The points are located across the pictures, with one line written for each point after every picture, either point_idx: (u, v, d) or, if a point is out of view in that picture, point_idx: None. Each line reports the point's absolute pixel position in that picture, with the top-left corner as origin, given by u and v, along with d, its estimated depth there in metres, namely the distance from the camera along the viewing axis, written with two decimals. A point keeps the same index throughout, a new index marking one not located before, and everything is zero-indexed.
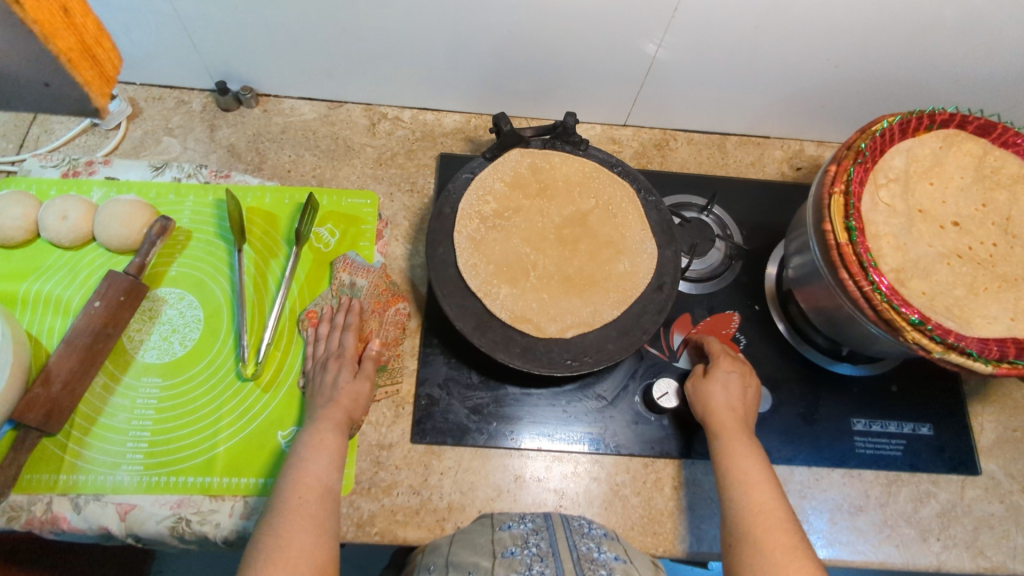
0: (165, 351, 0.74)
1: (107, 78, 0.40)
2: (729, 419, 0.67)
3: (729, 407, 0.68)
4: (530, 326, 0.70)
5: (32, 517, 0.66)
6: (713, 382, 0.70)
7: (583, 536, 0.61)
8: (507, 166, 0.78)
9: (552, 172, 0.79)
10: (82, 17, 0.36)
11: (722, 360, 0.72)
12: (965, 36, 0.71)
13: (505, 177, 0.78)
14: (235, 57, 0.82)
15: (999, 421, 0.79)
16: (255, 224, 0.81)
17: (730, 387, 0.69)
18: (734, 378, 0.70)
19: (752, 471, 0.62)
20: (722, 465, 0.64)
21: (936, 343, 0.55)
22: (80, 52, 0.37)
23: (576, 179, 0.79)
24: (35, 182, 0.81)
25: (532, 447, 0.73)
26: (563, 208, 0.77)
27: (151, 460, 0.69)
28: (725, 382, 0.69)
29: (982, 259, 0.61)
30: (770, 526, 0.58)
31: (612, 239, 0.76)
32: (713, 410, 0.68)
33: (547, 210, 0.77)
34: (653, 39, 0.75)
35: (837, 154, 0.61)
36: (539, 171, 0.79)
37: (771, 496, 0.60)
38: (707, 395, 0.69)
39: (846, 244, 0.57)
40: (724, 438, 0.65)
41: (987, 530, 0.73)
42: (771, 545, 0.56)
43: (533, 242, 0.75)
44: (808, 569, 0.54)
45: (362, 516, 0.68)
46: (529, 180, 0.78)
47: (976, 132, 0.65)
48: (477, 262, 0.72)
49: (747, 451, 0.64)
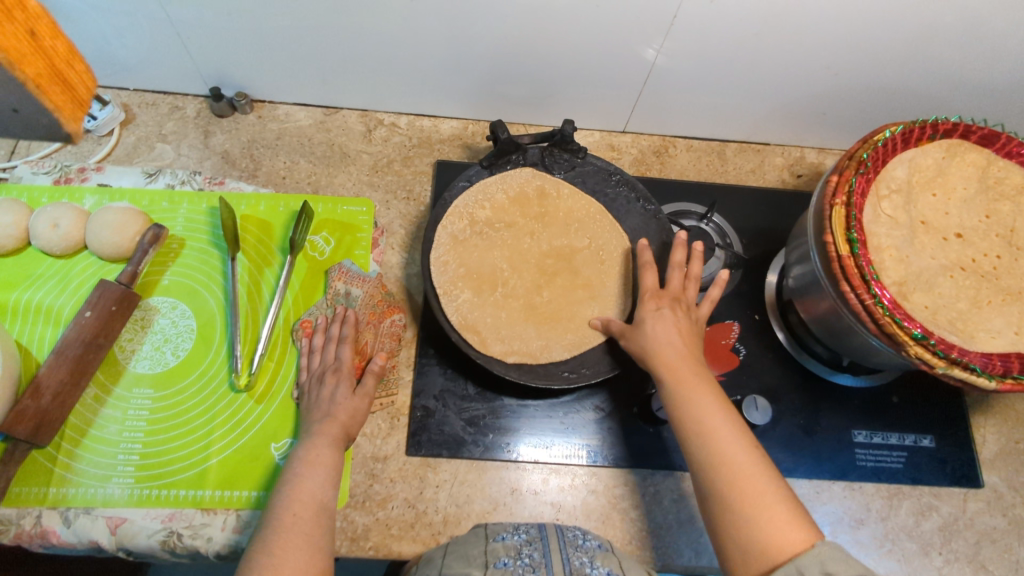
0: (156, 362, 0.73)
1: (83, 104, 0.36)
2: (675, 360, 0.62)
3: (671, 347, 0.63)
4: (516, 355, 0.70)
5: (21, 531, 0.65)
6: (645, 325, 0.66)
7: (577, 549, 0.60)
8: (514, 180, 0.78)
9: (556, 202, 0.78)
10: (53, 38, 0.33)
11: (648, 300, 0.68)
12: (969, 43, 0.70)
13: (509, 188, 0.78)
14: (231, 62, 0.81)
15: (1001, 432, 0.78)
16: (249, 231, 0.80)
17: (663, 322, 0.65)
18: (665, 314, 0.66)
19: (734, 441, 0.56)
20: (694, 440, 0.57)
21: (939, 358, 0.54)
22: (49, 72, 0.33)
23: (578, 215, 0.78)
24: (26, 190, 0.80)
25: (529, 459, 0.72)
26: (555, 237, 0.77)
27: (142, 473, 0.68)
28: (657, 320, 0.65)
29: (985, 271, 0.61)
30: (738, 476, 0.53)
31: (604, 244, 0.77)
32: (654, 352, 0.63)
33: (539, 233, 0.77)
34: (653, 44, 0.74)
35: (838, 165, 0.60)
36: (545, 196, 0.78)
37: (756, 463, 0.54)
38: (644, 338, 0.65)
39: (847, 257, 0.56)
40: (671, 382, 0.60)
41: (989, 544, 0.72)
42: (742, 497, 0.53)
43: (514, 260, 0.75)
44: (779, 512, 0.52)
45: (356, 530, 0.68)
46: (531, 200, 0.78)
47: (979, 142, 0.64)
48: (461, 270, 0.74)
49: (714, 405, 0.58)
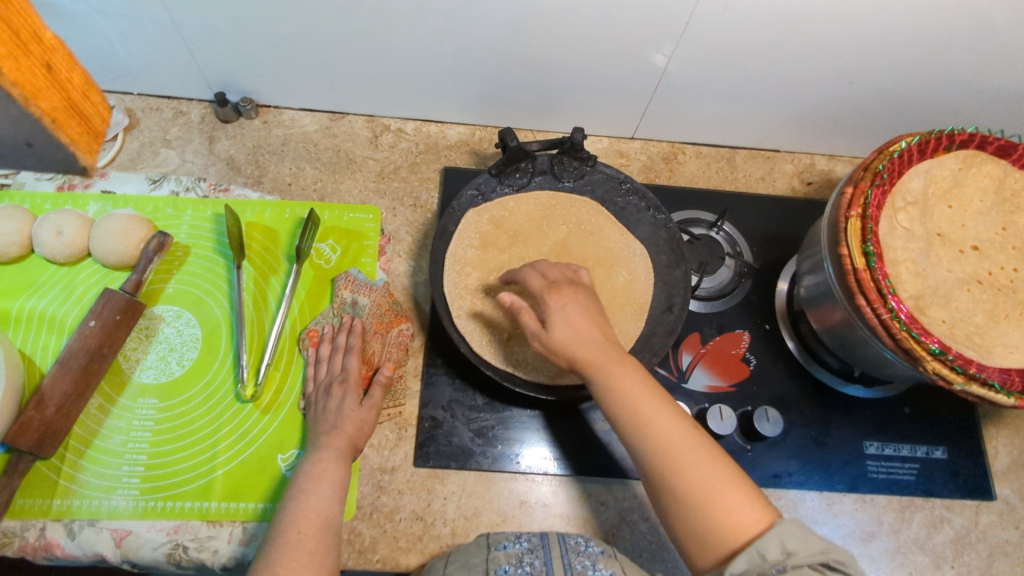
0: (161, 372, 0.72)
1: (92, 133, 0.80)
2: (595, 351, 0.59)
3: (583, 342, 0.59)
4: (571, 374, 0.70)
5: (25, 543, 0.64)
6: (555, 322, 0.60)
7: (579, 554, 0.59)
8: (469, 231, 0.75)
9: (512, 218, 0.77)
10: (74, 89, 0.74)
11: (551, 296, 0.62)
12: (984, 50, 0.69)
13: (472, 242, 0.75)
14: (236, 67, 0.80)
15: (1013, 444, 0.78)
16: (255, 239, 0.79)
17: (570, 317, 0.61)
18: (570, 306, 0.62)
19: (671, 426, 0.55)
20: (631, 431, 0.55)
21: (957, 373, 0.54)
22: (69, 114, 0.74)
23: (538, 215, 0.78)
24: (29, 196, 0.79)
25: (538, 470, 0.71)
26: (540, 246, 0.77)
27: (147, 484, 0.67)
28: (564, 317, 0.61)
29: (1002, 285, 0.60)
30: (689, 462, 0.53)
31: (600, 258, 0.77)
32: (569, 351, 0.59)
33: (527, 254, 0.76)
34: (663, 50, 0.73)
35: (853, 176, 0.60)
36: (501, 224, 0.77)
37: (694, 444, 0.54)
38: (561, 341, 0.59)
39: (863, 270, 0.56)
40: (598, 376, 0.58)
41: (1002, 557, 0.72)
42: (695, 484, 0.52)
43: None
44: (727, 491, 0.51)
45: (363, 543, 0.67)
46: (495, 235, 0.76)
47: (995, 153, 0.63)
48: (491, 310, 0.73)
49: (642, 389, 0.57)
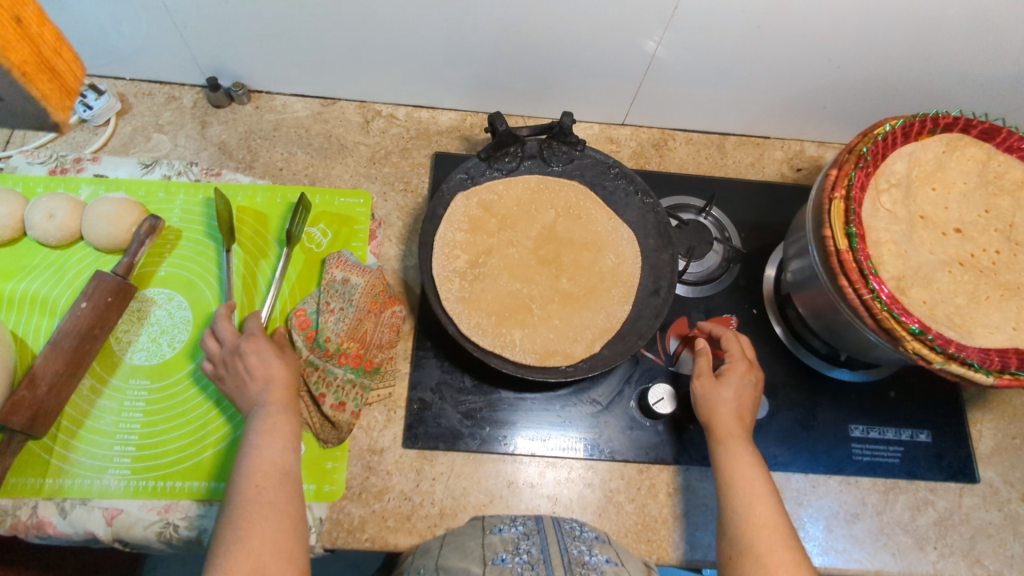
0: (153, 353, 0.73)
1: None
2: (735, 425, 0.66)
3: (737, 416, 0.67)
4: (559, 358, 0.71)
5: (17, 521, 0.65)
6: (727, 387, 0.68)
7: (574, 539, 0.60)
8: (457, 214, 0.76)
9: (501, 203, 0.78)
10: None
11: (732, 370, 0.69)
12: (971, 36, 0.69)
13: (462, 225, 0.76)
14: (227, 52, 0.80)
15: (997, 427, 0.78)
16: (246, 223, 0.79)
17: (741, 394, 0.68)
18: (748, 387, 0.69)
19: (760, 508, 0.60)
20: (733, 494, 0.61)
21: (937, 353, 0.54)
22: None
23: (527, 199, 0.79)
24: (21, 180, 0.79)
25: (525, 452, 0.72)
26: (529, 230, 0.78)
27: (139, 464, 0.68)
28: (738, 387, 0.68)
29: (984, 266, 0.60)
30: (766, 529, 0.58)
31: (587, 241, 0.78)
32: (719, 414, 0.67)
33: (516, 239, 0.78)
34: (653, 36, 0.74)
35: (837, 159, 0.60)
36: (490, 208, 0.77)
37: (774, 527, 0.58)
38: (721, 400, 0.67)
39: (846, 251, 0.56)
40: (727, 447, 0.65)
41: (985, 539, 0.72)
42: (770, 551, 0.56)
43: (520, 274, 0.76)
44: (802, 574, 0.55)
45: (352, 522, 0.68)
46: (484, 219, 0.77)
47: (980, 136, 0.64)
48: (476, 292, 0.74)
49: (749, 475, 0.62)
